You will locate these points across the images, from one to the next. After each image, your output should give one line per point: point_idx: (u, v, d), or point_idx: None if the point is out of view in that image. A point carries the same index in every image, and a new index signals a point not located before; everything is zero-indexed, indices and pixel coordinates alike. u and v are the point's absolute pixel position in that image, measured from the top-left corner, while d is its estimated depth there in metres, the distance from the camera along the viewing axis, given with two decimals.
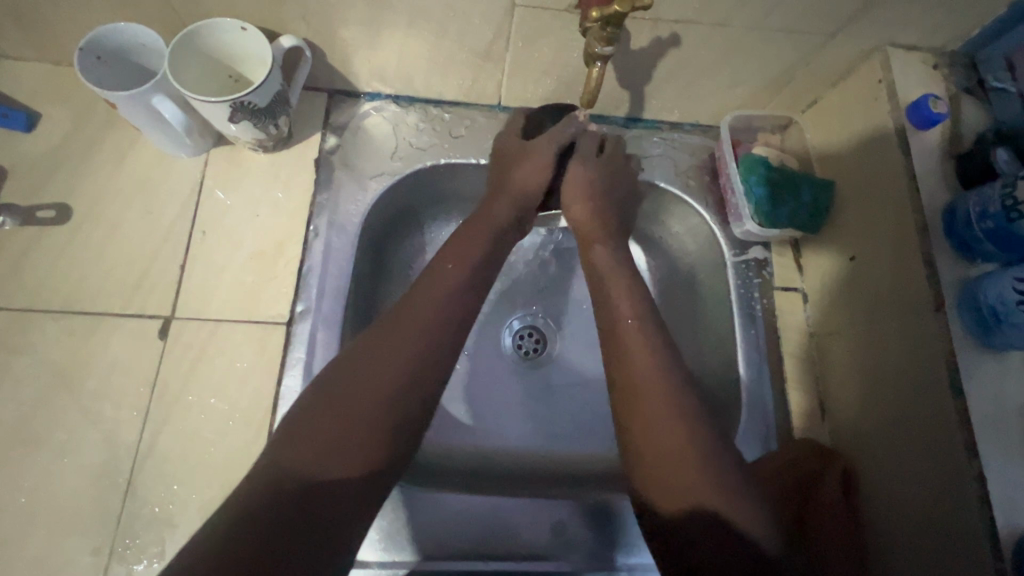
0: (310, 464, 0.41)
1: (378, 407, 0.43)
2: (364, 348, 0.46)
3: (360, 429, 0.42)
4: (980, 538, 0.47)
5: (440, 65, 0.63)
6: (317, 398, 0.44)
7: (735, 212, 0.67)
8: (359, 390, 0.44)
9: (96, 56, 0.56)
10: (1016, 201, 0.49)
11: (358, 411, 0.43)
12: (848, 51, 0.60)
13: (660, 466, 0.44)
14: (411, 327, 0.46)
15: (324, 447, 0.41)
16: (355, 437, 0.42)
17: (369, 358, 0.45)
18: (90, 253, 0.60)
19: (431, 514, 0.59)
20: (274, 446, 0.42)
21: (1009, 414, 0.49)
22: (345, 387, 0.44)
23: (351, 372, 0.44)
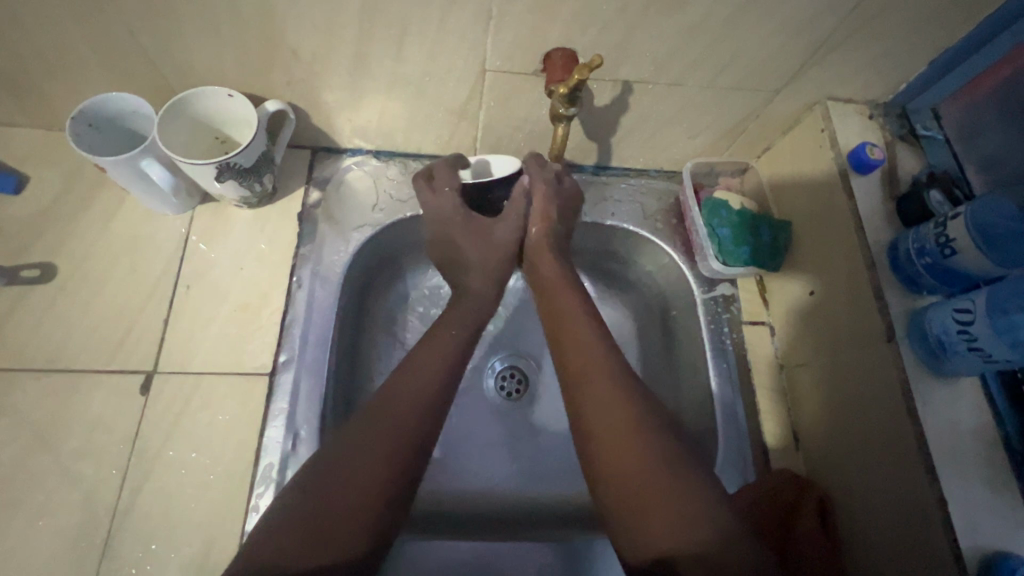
0: (295, 551, 0.42)
1: (356, 489, 0.45)
2: (346, 441, 0.48)
3: (342, 514, 0.44)
4: (948, 562, 0.48)
5: (418, 123, 0.67)
6: (301, 486, 0.46)
7: (701, 252, 0.71)
8: (341, 480, 0.45)
9: (87, 123, 0.59)
10: (948, 238, 0.53)
11: (338, 500, 0.45)
12: (793, 104, 0.66)
13: (631, 477, 0.48)
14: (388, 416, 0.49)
15: (308, 536, 0.43)
16: (335, 530, 0.43)
17: (348, 447, 0.47)
18: (74, 310, 0.61)
19: (423, 562, 0.62)
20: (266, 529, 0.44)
21: (963, 439, 0.51)
22: (329, 480, 0.45)
23: (338, 462, 0.46)
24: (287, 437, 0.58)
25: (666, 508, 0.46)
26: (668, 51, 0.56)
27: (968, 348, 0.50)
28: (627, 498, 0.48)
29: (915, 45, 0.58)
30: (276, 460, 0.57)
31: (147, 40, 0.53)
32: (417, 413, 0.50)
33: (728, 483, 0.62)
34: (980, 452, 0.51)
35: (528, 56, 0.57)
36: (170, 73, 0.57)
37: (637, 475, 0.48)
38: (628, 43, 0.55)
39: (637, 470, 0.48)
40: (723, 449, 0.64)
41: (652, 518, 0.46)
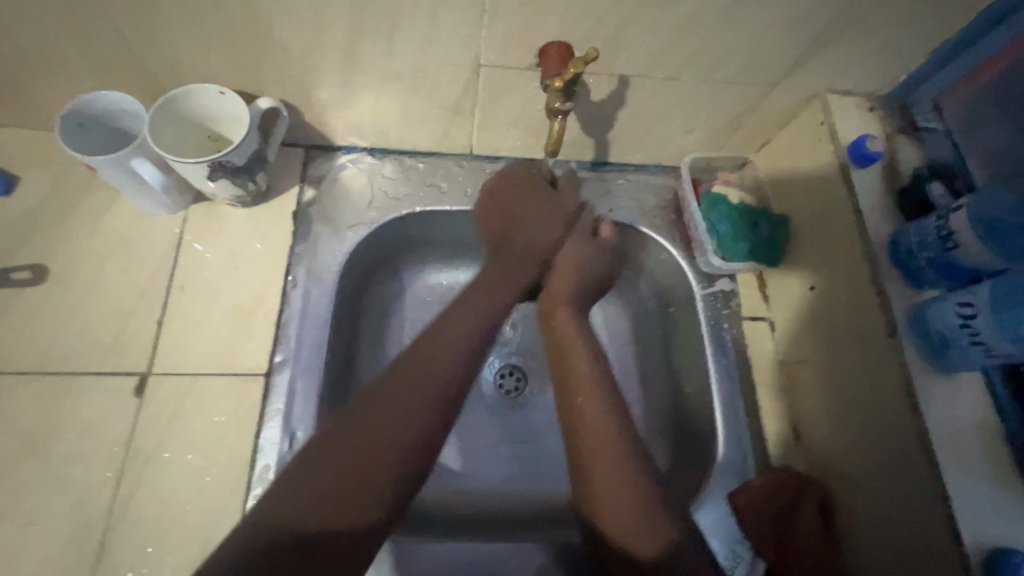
0: (318, 505, 0.41)
1: (390, 456, 0.44)
2: (372, 393, 0.47)
3: (372, 470, 0.43)
4: (950, 558, 0.48)
5: (413, 120, 0.66)
6: (328, 435, 0.45)
7: (699, 247, 0.71)
8: (368, 433, 0.44)
9: (76, 122, 0.58)
10: (950, 231, 0.52)
11: (374, 453, 0.44)
12: (791, 97, 0.65)
13: (607, 484, 0.48)
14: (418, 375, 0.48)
15: (336, 488, 0.42)
16: (367, 484, 0.43)
17: (375, 402, 0.46)
18: (66, 312, 0.60)
19: (412, 564, 0.58)
20: (285, 485, 0.42)
21: (966, 433, 0.51)
22: (354, 433, 0.44)
23: (362, 414, 0.45)
24: (284, 438, 0.58)
25: (625, 513, 0.47)
26: (663, 44, 0.56)
27: (970, 342, 0.50)
28: (598, 489, 0.48)
29: (914, 36, 0.57)
30: (272, 461, 0.57)
31: (134, 37, 0.52)
32: (448, 369, 0.50)
33: (729, 480, 0.62)
34: (982, 447, 0.51)
35: (522, 51, 0.56)
36: (160, 71, 0.56)
37: (607, 462, 0.49)
38: (623, 37, 0.54)
39: (614, 478, 0.48)
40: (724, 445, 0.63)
41: (615, 516, 0.47)
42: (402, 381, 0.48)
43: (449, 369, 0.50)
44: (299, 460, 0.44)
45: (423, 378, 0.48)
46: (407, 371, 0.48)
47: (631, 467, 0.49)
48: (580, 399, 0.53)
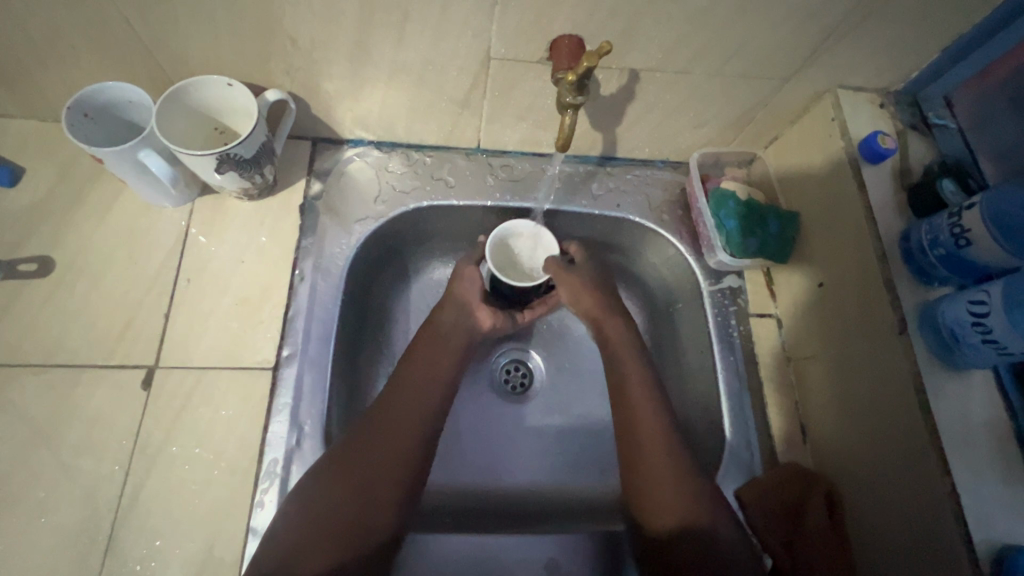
0: (308, 541, 0.48)
1: (375, 483, 0.52)
2: (337, 462, 0.52)
3: (340, 524, 0.50)
4: (960, 554, 0.48)
5: (420, 114, 0.66)
6: (310, 487, 0.51)
7: (708, 244, 0.71)
8: (340, 486, 0.51)
9: (83, 113, 0.57)
10: (962, 229, 0.52)
11: (337, 514, 0.50)
12: (802, 93, 0.65)
13: (653, 472, 0.55)
14: (388, 424, 0.54)
15: (313, 543, 0.48)
16: (360, 514, 0.50)
17: (340, 471, 0.51)
18: (73, 304, 0.60)
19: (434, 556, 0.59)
20: (288, 515, 0.50)
21: (976, 431, 0.51)
22: (328, 491, 0.51)
23: (334, 474, 0.51)
24: (291, 433, 0.58)
25: (666, 497, 0.53)
26: (675, 39, 0.55)
27: (982, 340, 0.49)
28: (647, 502, 0.54)
29: (928, 33, 0.57)
30: (280, 455, 0.57)
31: (143, 27, 0.51)
32: (428, 400, 0.57)
33: (736, 476, 0.62)
34: (991, 445, 0.51)
35: (533, 44, 0.55)
36: (167, 61, 0.56)
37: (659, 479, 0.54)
38: (635, 30, 0.54)
39: (658, 478, 0.54)
40: (730, 442, 0.64)
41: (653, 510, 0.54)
42: (366, 449, 0.52)
43: (407, 441, 0.54)
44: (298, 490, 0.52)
45: (384, 442, 0.53)
46: (368, 439, 0.53)
47: (687, 483, 0.54)
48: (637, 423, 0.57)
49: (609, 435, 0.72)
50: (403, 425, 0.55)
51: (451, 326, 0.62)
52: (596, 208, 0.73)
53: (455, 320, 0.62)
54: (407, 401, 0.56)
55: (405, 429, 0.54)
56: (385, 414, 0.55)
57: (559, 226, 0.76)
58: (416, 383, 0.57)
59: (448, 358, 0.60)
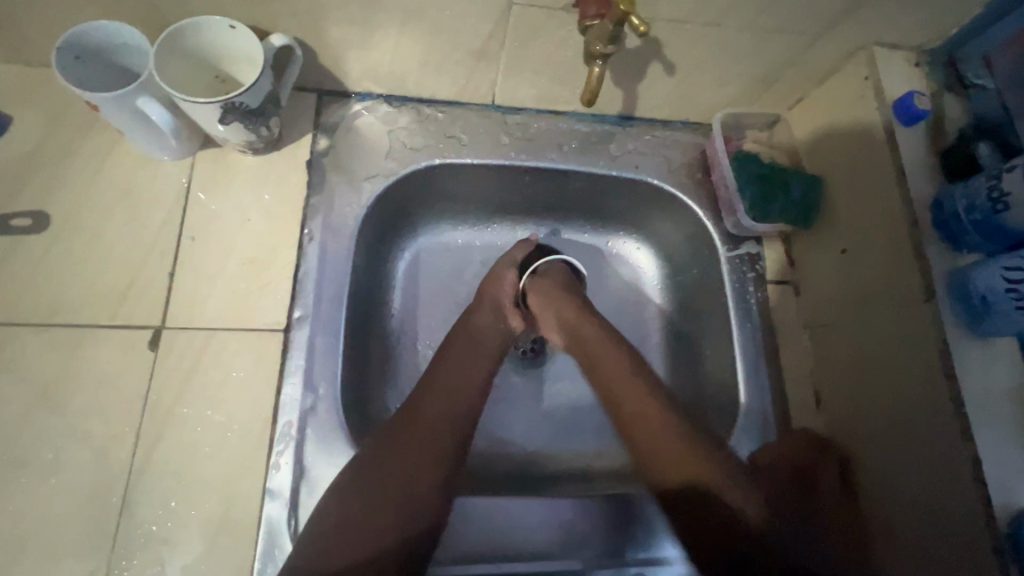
0: (343, 549, 0.50)
1: (409, 490, 0.53)
2: (369, 462, 0.53)
3: (375, 531, 0.51)
4: (977, 517, 0.48)
5: (435, 64, 0.62)
6: (344, 490, 0.52)
7: (729, 207, 0.69)
8: (370, 496, 0.52)
9: (75, 54, 0.53)
10: (1002, 193, 0.50)
11: (368, 520, 0.52)
12: (835, 50, 0.62)
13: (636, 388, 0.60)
14: (418, 429, 0.56)
15: (348, 547, 0.50)
16: (394, 520, 0.52)
17: (374, 470, 0.53)
18: (72, 262, 0.57)
19: (480, 526, 0.59)
20: (321, 517, 0.52)
21: (999, 397, 0.51)
22: (359, 499, 0.52)
23: (365, 481, 0.53)
24: (306, 395, 0.57)
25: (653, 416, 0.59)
26: None
27: (1014, 307, 0.48)
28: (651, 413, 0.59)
29: None
30: (294, 417, 0.56)
31: None
32: (459, 409, 0.58)
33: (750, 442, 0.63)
34: (1015, 412, 0.50)
35: None
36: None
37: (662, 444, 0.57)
38: None
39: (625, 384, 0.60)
40: (745, 410, 0.64)
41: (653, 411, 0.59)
42: (395, 458, 0.54)
43: (435, 449, 0.55)
44: (330, 495, 0.53)
45: (410, 455, 0.54)
46: (395, 442, 0.55)
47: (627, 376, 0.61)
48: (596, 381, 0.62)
49: None
50: (427, 439, 0.55)
51: (482, 330, 0.64)
52: (615, 169, 0.71)
53: (490, 321, 0.64)
54: (433, 413, 0.57)
55: (430, 442, 0.56)
56: (409, 424, 0.56)
57: (574, 189, 0.73)
58: (439, 398, 0.58)
59: (483, 362, 0.62)
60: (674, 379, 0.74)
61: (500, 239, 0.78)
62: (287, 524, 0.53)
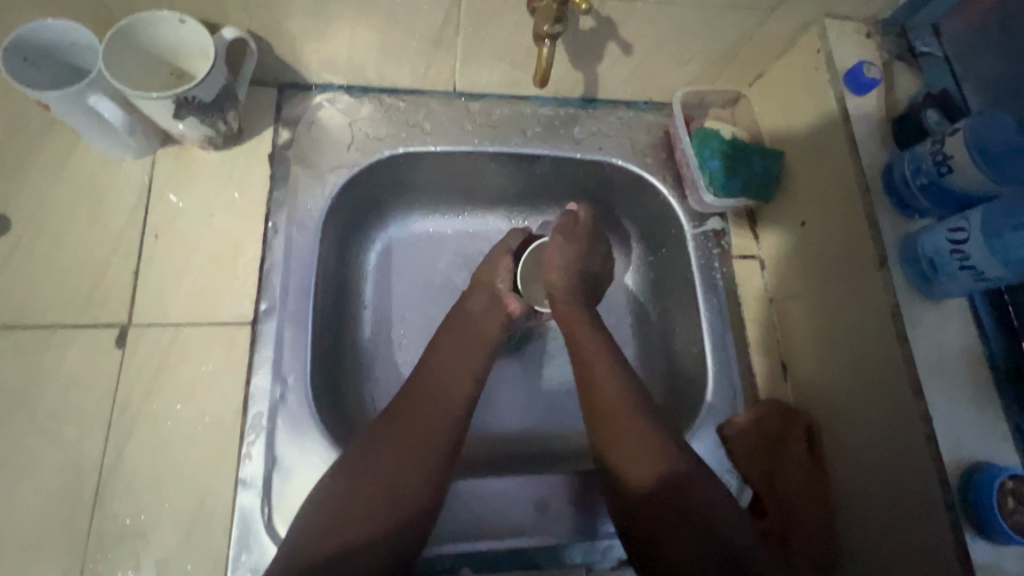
0: (331, 539, 0.47)
1: (407, 476, 0.51)
2: (364, 450, 0.53)
3: (368, 519, 0.48)
4: (930, 473, 0.49)
5: (391, 53, 0.62)
6: (336, 481, 0.51)
7: (692, 185, 0.70)
8: (369, 474, 0.51)
9: (22, 56, 0.52)
10: (945, 156, 0.51)
11: (364, 497, 0.50)
12: (788, 24, 0.63)
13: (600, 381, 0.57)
14: (414, 414, 0.55)
15: (340, 528, 0.48)
16: (387, 508, 0.50)
17: (369, 458, 0.52)
18: (36, 264, 0.57)
19: (468, 510, 0.58)
20: (309, 509, 0.50)
21: (951, 357, 0.52)
22: (359, 477, 0.51)
23: (364, 461, 0.51)
24: (276, 386, 0.57)
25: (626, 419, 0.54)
26: None
27: (960, 267, 0.49)
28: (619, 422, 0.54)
29: None
30: (265, 408, 0.56)
31: None
32: (458, 394, 0.58)
33: (718, 413, 0.64)
34: (965, 369, 0.51)
35: None
36: None
37: (637, 448, 0.52)
38: None
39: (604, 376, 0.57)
40: (713, 383, 0.65)
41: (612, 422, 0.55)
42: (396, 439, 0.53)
43: (435, 434, 0.54)
44: (322, 485, 0.52)
45: (414, 431, 0.54)
46: (388, 429, 0.54)
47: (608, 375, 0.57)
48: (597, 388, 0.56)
49: None
50: (429, 417, 0.55)
51: (477, 317, 0.64)
52: (579, 151, 0.71)
53: (485, 304, 0.65)
54: (429, 393, 0.57)
55: (431, 427, 0.54)
56: (409, 402, 0.56)
57: (540, 172, 0.74)
58: (436, 383, 0.58)
59: (479, 350, 0.62)
60: (648, 356, 0.75)
61: (468, 225, 0.78)
62: (261, 512, 0.54)
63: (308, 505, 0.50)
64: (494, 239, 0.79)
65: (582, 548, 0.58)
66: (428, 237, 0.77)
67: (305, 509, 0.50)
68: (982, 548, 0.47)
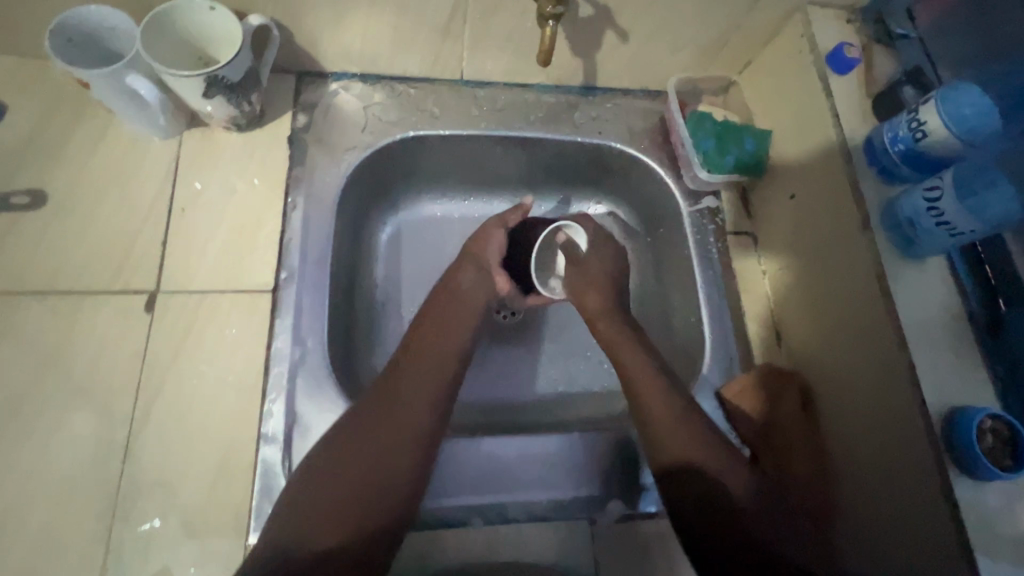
0: (311, 526, 0.47)
1: (388, 461, 0.52)
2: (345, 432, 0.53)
3: (349, 506, 0.49)
4: (915, 416, 0.52)
5: (404, 40, 0.67)
6: (316, 465, 0.51)
7: (686, 164, 0.74)
8: (350, 462, 0.51)
9: (66, 38, 0.57)
10: (920, 122, 0.55)
11: (343, 484, 0.50)
12: (774, 12, 0.67)
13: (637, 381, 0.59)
14: (398, 400, 0.54)
15: (321, 514, 0.48)
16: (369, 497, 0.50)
17: (350, 445, 0.52)
18: (70, 234, 0.61)
19: (476, 465, 0.61)
20: (288, 495, 0.49)
21: (933, 311, 0.55)
22: (338, 460, 0.51)
23: (344, 451, 0.51)
24: (295, 348, 0.60)
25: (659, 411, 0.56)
26: None
27: (937, 225, 0.53)
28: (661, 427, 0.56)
29: None
30: (286, 368, 0.60)
31: None
32: (443, 379, 0.57)
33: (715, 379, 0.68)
34: (946, 322, 0.55)
35: None
36: None
37: (668, 433, 0.55)
38: None
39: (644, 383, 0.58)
40: (710, 350, 0.69)
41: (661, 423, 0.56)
42: (379, 422, 0.53)
43: (419, 419, 0.54)
44: (300, 472, 0.51)
45: (397, 416, 0.54)
46: (372, 415, 0.53)
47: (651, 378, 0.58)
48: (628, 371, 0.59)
49: (594, 354, 0.77)
50: (415, 400, 0.55)
51: (464, 303, 0.64)
52: (580, 135, 0.75)
53: (474, 280, 0.65)
54: (416, 376, 0.56)
55: (413, 411, 0.54)
56: (394, 384, 0.56)
57: (542, 156, 0.78)
58: (420, 368, 0.57)
59: (463, 335, 0.62)
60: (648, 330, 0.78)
61: (474, 211, 0.82)
62: (282, 466, 0.57)
63: (286, 492, 0.50)
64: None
65: (584, 502, 0.61)
66: (435, 222, 0.81)
67: (283, 497, 0.50)
68: (967, 485, 0.50)
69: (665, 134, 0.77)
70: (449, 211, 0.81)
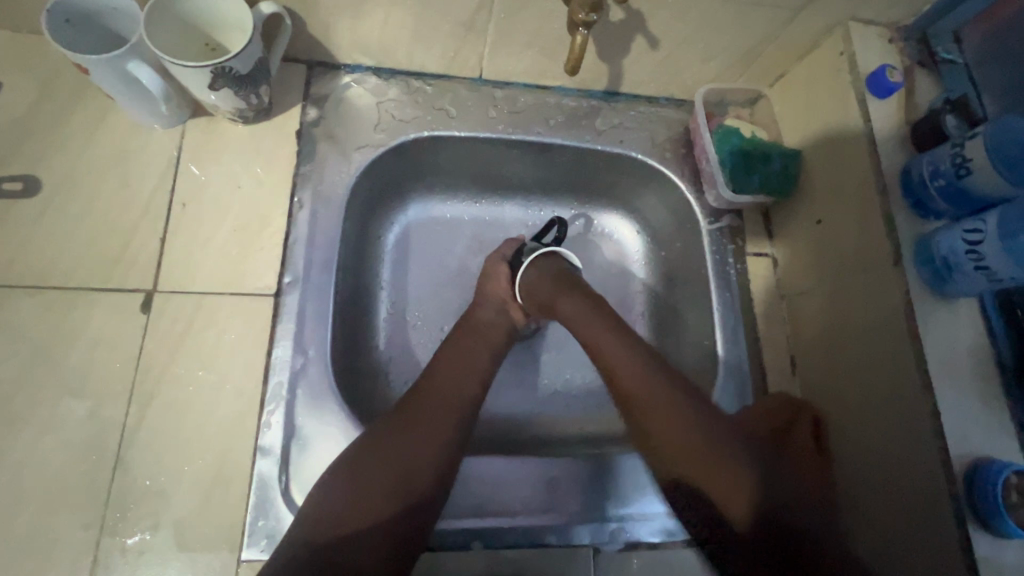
0: (335, 522, 0.48)
1: (415, 468, 0.52)
2: (372, 434, 0.53)
3: (373, 505, 0.49)
4: (935, 464, 0.50)
5: (423, 35, 0.63)
6: (344, 462, 0.52)
7: (710, 180, 0.71)
8: (377, 463, 0.51)
9: (63, 17, 0.53)
10: (964, 158, 0.53)
11: (369, 485, 0.50)
12: (815, 25, 0.64)
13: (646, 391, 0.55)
14: (425, 408, 0.55)
15: (346, 510, 0.49)
16: (394, 500, 0.50)
17: (376, 447, 0.52)
18: (64, 225, 0.58)
19: (478, 486, 0.59)
20: (316, 492, 0.50)
21: (961, 356, 0.53)
22: (360, 470, 0.50)
23: (372, 451, 0.52)
24: (297, 356, 0.58)
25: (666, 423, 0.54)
26: None
27: (975, 268, 0.51)
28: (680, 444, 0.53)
29: None
30: (286, 378, 0.57)
31: None
32: (466, 392, 0.58)
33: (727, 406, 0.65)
34: (973, 367, 0.53)
35: None
36: None
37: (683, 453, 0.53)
38: None
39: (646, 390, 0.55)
40: (723, 375, 0.67)
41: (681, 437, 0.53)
42: (404, 432, 0.53)
43: (443, 429, 0.54)
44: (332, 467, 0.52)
45: (424, 424, 0.54)
46: (399, 421, 0.54)
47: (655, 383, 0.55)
48: (624, 378, 0.56)
49: None
50: (440, 415, 0.55)
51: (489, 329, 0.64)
52: (599, 143, 0.72)
53: (493, 316, 0.65)
54: (442, 389, 0.57)
55: (438, 420, 0.55)
56: (415, 403, 0.55)
57: (559, 162, 0.74)
58: (447, 378, 0.58)
59: (488, 354, 0.62)
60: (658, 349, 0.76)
61: (485, 214, 0.79)
62: (278, 480, 0.55)
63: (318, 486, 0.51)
64: (508, 228, 0.80)
65: (590, 530, 0.59)
66: (443, 225, 0.78)
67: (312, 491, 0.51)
68: (985, 540, 0.48)
69: (689, 146, 0.74)
70: (458, 214, 0.78)
